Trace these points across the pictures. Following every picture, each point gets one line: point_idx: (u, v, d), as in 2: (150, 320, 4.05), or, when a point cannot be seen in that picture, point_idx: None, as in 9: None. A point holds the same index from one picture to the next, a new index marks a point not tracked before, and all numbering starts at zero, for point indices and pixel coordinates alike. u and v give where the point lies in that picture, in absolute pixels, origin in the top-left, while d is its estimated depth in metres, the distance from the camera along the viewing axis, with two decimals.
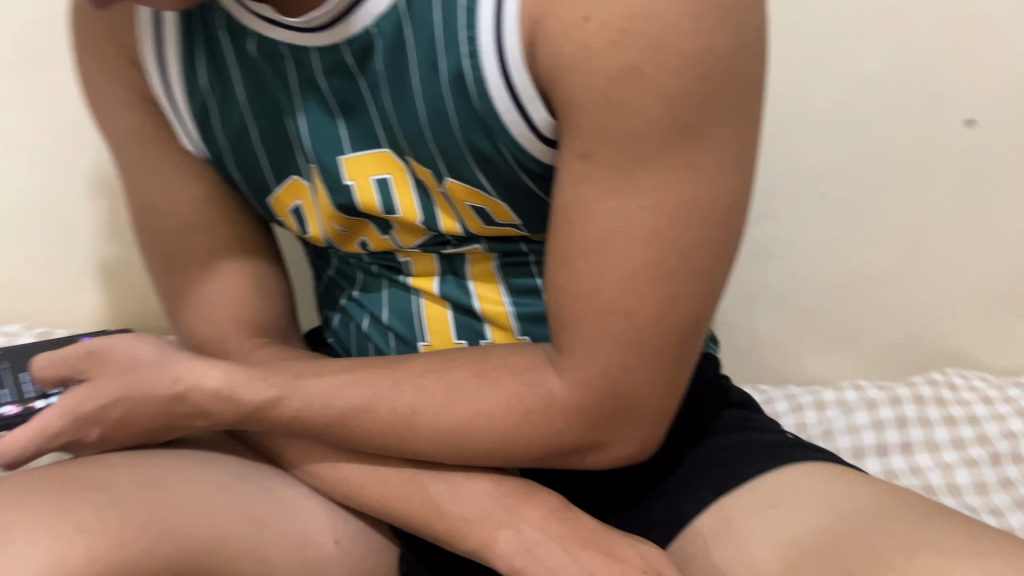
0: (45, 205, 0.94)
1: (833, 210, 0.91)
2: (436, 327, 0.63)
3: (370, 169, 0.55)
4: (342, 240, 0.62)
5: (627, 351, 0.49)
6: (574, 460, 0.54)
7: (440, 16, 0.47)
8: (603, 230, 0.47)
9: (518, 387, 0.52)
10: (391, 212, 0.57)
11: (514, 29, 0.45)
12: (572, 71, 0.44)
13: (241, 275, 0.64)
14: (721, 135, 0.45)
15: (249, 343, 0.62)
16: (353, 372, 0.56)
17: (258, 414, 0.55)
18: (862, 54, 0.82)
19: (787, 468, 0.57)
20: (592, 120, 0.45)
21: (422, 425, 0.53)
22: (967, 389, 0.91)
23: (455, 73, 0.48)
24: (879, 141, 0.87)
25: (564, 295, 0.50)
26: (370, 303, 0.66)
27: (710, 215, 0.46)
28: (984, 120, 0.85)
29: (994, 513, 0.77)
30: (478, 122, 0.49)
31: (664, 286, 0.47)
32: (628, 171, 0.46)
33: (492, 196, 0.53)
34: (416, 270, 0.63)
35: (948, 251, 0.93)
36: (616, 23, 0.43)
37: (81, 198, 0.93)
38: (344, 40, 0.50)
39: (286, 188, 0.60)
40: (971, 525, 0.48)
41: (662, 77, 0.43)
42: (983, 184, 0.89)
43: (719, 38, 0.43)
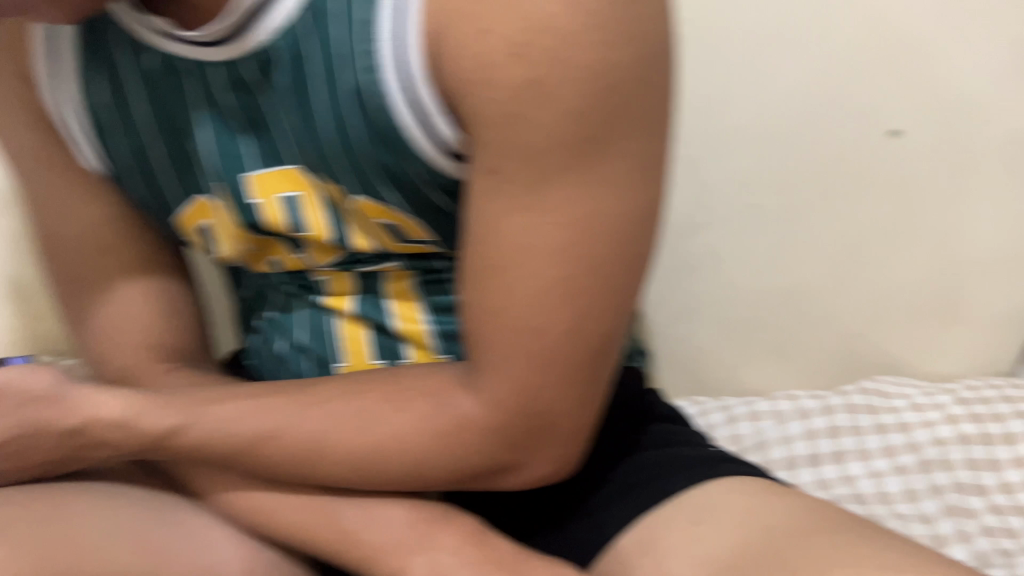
0: None
1: (763, 221, 0.92)
2: (354, 348, 0.61)
3: (276, 186, 0.53)
4: (254, 259, 0.60)
5: (539, 369, 0.48)
6: (492, 481, 0.53)
7: (341, 30, 0.46)
8: (511, 247, 0.46)
9: (431, 408, 0.51)
10: (300, 230, 0.55)
11: (415, 42, 0.44)
12: (474, 85, 0.43)
13: (150, 297, 0.62)
14: (627, 149, 0.45)
15: (159, 369, 0.60)
16: (262, 396, 0.54)
17: (164, 441, 0.53)
18: (787, 66, 0.83)
19: (710, 482, 0.56)
20: (495, 135, 0.44)
21: (333, 449, 0.51)
22: (898, 397, 0.92)
23: (358, 88, 0.47)
24: (806, 152, 0.88)
25: (475, 313, 0.49)
26: (286, 324, 0.63)
27: (620, 231, 0.46)
28: (911, 131, 0.87)
29: (924, 521, 0.77)
30: (383, 138, 0.48)
31: (574, 303, 0.47)
32: (533, 187, 0.45)
33: (403, 212, 0.52)
34: (332, 289, 0.61)
35: (877, 261, 0.94)
36: (515, 36, 0.42)
37: None
38: (240, 56, 0.49)
39: (194, 207, 0.57)
40: (885, 540, 0.48)
41: (563, 91, 0.42)
42: (909, 194, 0.90)
43: (620, 52, 0.43)
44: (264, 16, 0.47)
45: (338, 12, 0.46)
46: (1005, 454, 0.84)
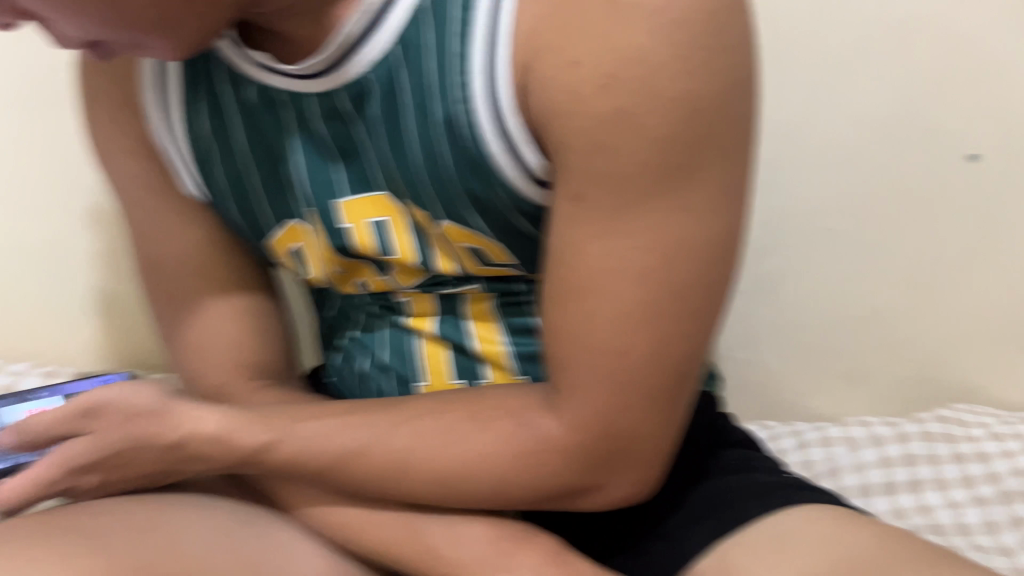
0: (44, 243, 0.92)
1: (836, 245, 0.91)
2: (434, 367, 0.62)
3: (365, 212, 0.55)
4: (340, 281, 0.62)
5: (623, 392, 0.49)
6: (572, 502, 0.54)
7: (433, 62, 0.48)
8: (596, 271, 0.47)
9: (513, 429, 0.52)
10: (386, 254, 0.56)
11: (505, 74, 0.46)
12: (562, 116, 0.45)
13: (240, 317, 0.64)
14: (711, 175, 0.46)
15: (250, 386, 0.62)
16: (349, 414, 0.56)
17: (257, 456, 0.56)
18: (863, 93, 0.83)
19: (788, 509, 0.56)
20: (582, 163, 0.45)
21: (418, 467, 0.53)
22: (976, 425, 0.90)
23: (449, 118, 0.48)
24: (880, 178, 0.87)
25: (558, 336, 0.50)
26: (368, 343, 0.65)
27: (702, 256, 0.47)
28: (987, 155, 0.85)
29: (1004, 553, 0.76)
30: (471, 166, 0.49)
31: (657, 326, 0.47)
32: (619, 214, 0.46)
33: (488, 237, 0.54)
34: (414, 310, 0.62)
35: (954, 287, 0.93)
36: (604, 67, 0.43)
37: (78, 234, 0.91)
38: (340, 86, 0.51)
39: (285, 231, 0.60)
40: None
41: (649, 120, 0.43)
42: (989, 220, 0.89)
43: (706, 83, 0.44)
44: (364, 47, 0.49)
45: (429, 45, 0.48)
46: None
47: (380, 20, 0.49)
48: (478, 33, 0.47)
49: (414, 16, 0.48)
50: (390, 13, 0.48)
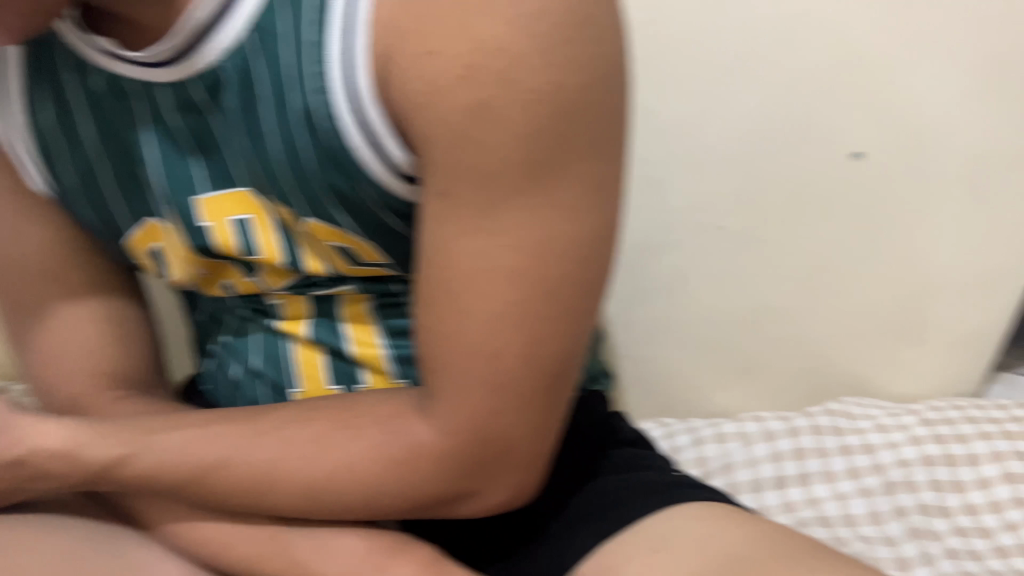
0: None
1: (728, 242, 0.92)
2: (309, 373, 0.60)
3: (228, 210, 0.52)
4: (206, 283, 0.59)
5: (495, 394, 0.47)
6: (449, 509, 0.52)
7: (289, 51, 0.45)
8: (464, 269, 0.45)
9: (384, 435, 0.50)
10: (251, 254, 0.54)
11: (363, 64, 0.44)
12: (423, 108, 0.43)
13: (99, 323, 0.60)
14: (579, 170, 0.44)
15: (108, 398, 0.58)
16: (212, 424, 0.53)
17: (112, 471, 0.52)
18: (752, 91, 0.83)
19: (671, 508, 0.56)
20: (445, 157, 0.43)
21: (284, 478, 0.50)
22: (863, 417, 0.92)
23: (307, 111, 0.46)
24: (769, 175, 0.88)
25: (429, 338, 0.48)
26: (240, 349, 0.62)
27: (573, 253, 0.45)
28: (869, 155, 0.86)
29: (887, 543, 0.77)
30: (334, 161, 0.47)
31: (528, 326, 0.46)
32: (485, 210, 0.44)
33: (356, 235, 0.51)
34: (288, 312, 0.60)
35: (842, 282, 0.94)
36: (463, 57, 0.41)
37: None
38: (193, 75, 0.48)
39: (142, 231, 0.56)
40: None
41: (512, 113, 0.42)
42: (874, 216, 0.90)
43: (571, 74, 0.42)
44: (218, 34, 0.46)
45: (286, 34, 0.45)
46: (969, 475, 0.84)
47: (232, 5, 0.46)
48: (335, 22, 0.44)
49: (269, 2, 0.45)
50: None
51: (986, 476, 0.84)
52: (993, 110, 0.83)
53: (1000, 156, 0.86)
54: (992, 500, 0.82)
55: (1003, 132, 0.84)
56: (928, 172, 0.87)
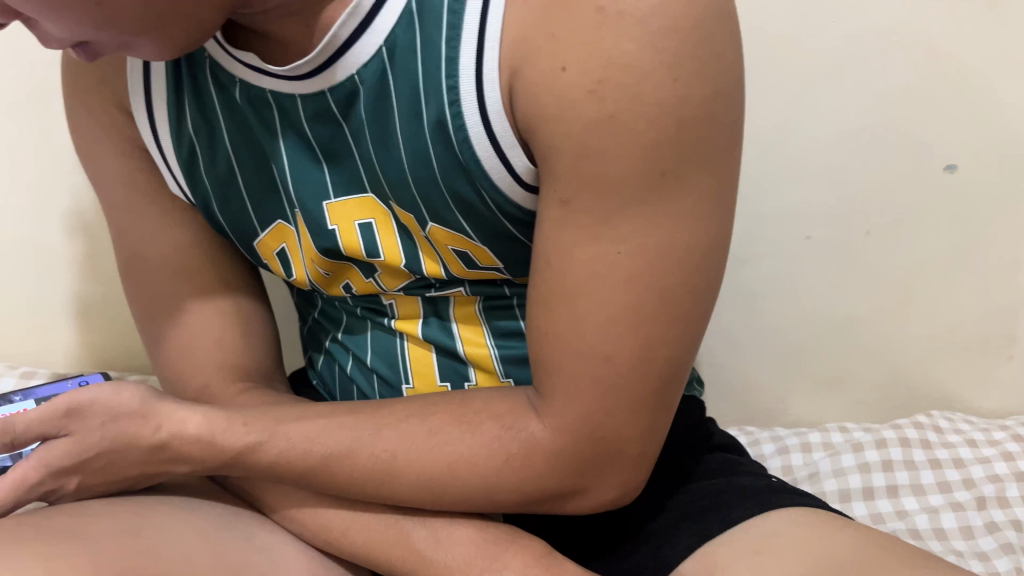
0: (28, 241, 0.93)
1: (816, 252, 0.93)
2: (420, 370, 0.62)
3: (355, 214, 0.55)
4: (325, 283, 0.62)
5: (608, 395, 0.49)
6: (556, 506, 0.54)
7: (422, 66, 0.48)
8: (584, 274, 0.47)
9: (499, 431, 0.52)
10: (373, 256, 0.56)
11: (494, 78, 0.46)
12: (552, 120, 0.45)
13: (225, 319, 0.64)
14: (698, 181, 0.46)
15: (234, 389, 0.62)
16: (334, 416, 0.56)
17: (241, 458, 0.56)
18: (846, 103, 0.84)
19: (772, 512, 0.57)
20: (571, 168, 0.46)
21: (403, 470, 0.53)
22: (952, 431, 0.91)
23: (438, 122, 0.49)
24: (860, 187, 0.89)
25: (546, 340, 0.50)
26: (354, 345, 0.65)
27: (690, 260, 0.47)
28: (964, 165, 0.87)
29: (981, 557, 0.77)
30: (460, 169, 0.50)
31: (644, 331, 0.48)
32: (607, 218, 0.46)
33: (474, 240, 0.54)
34: (401, 312, 0.62)
35: (931, 294, 0.94)
36: (594, 73, 0.43)
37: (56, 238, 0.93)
38: (329, 88, 0.51)
39: (270, 232, 0.60)
40: None
41: (638, 125, 0.44)
42: (966, 228, 0.90)
43: (695, 89, 0.44)
44: (355, 49, 0.49)
45: (420, 50, 0.48)
46: None
47: (368, 22, 0.48)
48: (467, 39, 0.47)
49: (403, 19, 0.48)
50: (379, 16, 0.48)
51: None
52: None
53: None
54: None
55: None
56: (1022, 186, 0.87)
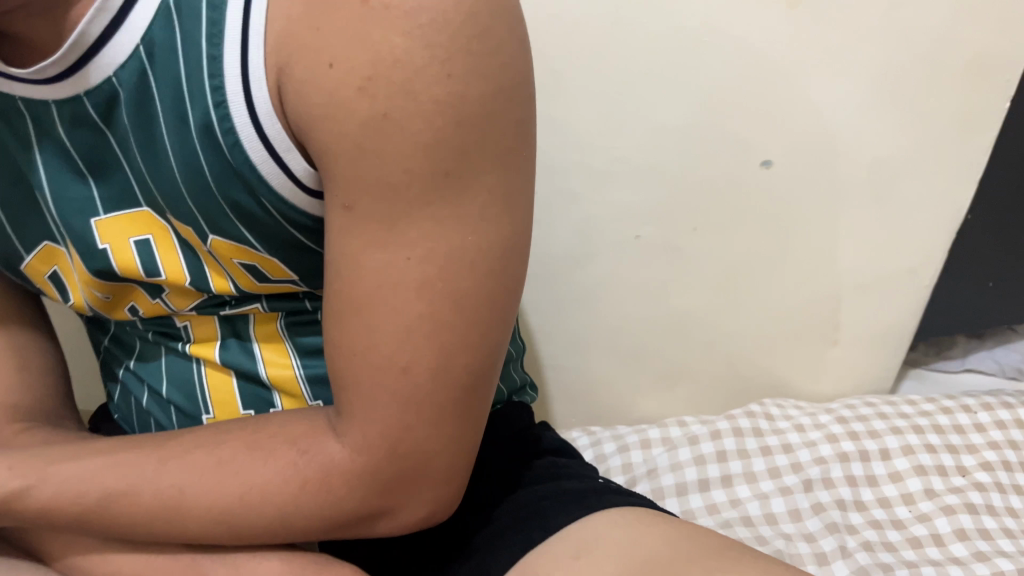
0: None
1: (647, 250, 0.94)
2: (222, 398, 0.59)
3: (123, 231, 0.51)
4: (109, 308, 0.58)
5: (408, 409, 0.47)
6: (366, 528, 0.52)
7: (183, 66, 0.44)
8: (373, 282, 0.45)
9: (296, 456, 0.49)
10: (154, 275, 0.53)
11: (260, 77, 0.43)
12: (323, 121, 0.42)
13: (2, 355, 0.59)
14: (485, 180, 0.44)
15: (10, 429, 0.56)
16: (116, 452, 0.51)
17: (13, 504, 0.51)
18: (668, 102, 0.85)
19: (593, 514, 0.56)
20: (348, 172, 0.43)
21: (193, 505, 0.49)
22: (783, 417, 0.94)
23: (204, 126, 0.45)
24: (683, 187, 0.90)
25: (339, 353, 0.47)
26: (148, 375, 0.61)
27: (482, 262, 0.45)
28: (780, 161, 0.89)
29: (807, 539, 0.80)
30: (235, 177, 0.46)
31: (439, 339, 0.46)
32: (391, 222, 0.44)
33: (262, 252, 0.50)
34: (197, 335, 0.58)
35: (756, 285, 0.98)
36: (362, 70, 0.41)
37: None
38: (85, 92, 0.46)
39: (40, 255, 0.55)
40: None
41: (414, 124, 0.42)
42: (785, 221, 0.93)
43: (473, 85, 0.42)
44: (108, 49, 0.45)
45: (180, 49, 0.44)
46: (882, 469, 0.87)
47: (121, 19, 0.44)
48: (229, 35, 0.43)
49: (160, 14, 0.44)
50: (131, 13, 0.44)
51: (897, 470, 0.87)
52: (897, 114, 0.86)
53: (902, 162, 0.90)
54: (904, 492, 0.85)
55: (901, 139, 0.88)
56: (834, 179, 0.90)
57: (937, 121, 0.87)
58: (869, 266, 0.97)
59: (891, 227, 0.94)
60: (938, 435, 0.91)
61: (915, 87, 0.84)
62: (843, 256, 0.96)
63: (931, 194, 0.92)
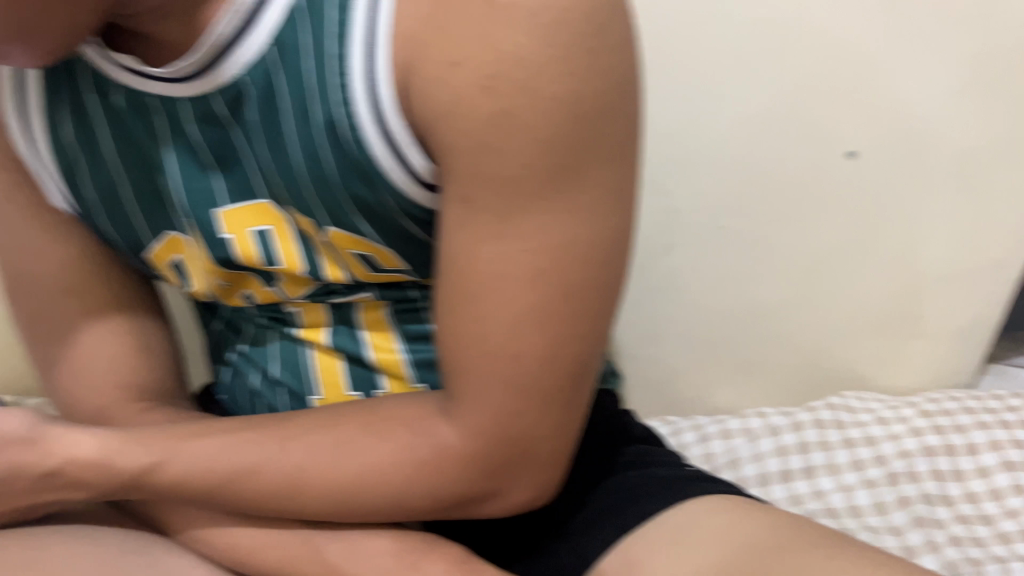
0: None
1: (729, 241, 0.95)
2: (329, 380, 0.61)
3: (247, 221, 0.53)
4: (225, 294, 0.60)
5: (518, 395, 0.49)
6: (472, 510, 0.54)
7: (311, 66, 0.46)
8: (488, 273, 0.46)
9: (408, 438, 0.51)
10: (273, 263, 0.55)
11: (386, 75, 0.45)
12: (446, 117, 0.44)
13: (123, 337, 0.62)
14: (598, 174, 0.46)
15: (135, 409, 0.60)
16: (237, 432, 0.54)
17: (140, 479, 0.54)
18: (754, 93, 0.85)
19: (689, 502, 0.57)
20: (468, 167, 0.45)
21: (312, 482, 0.51)
22: (864, 410, 0.93)
23: (330, 122, 0.47)
24: (768, 178, 0.90)
25: (452, 341, 0.49)
26: (258, 357, 0.63)
27: (593, 254, 0.47)
28: (866, 153, 0.88)
29: (893, 532, 0.80)
30: (356, 170, 0.48)
31: (551, 328, 0.47)
32: (508, 215, 0.45)
33: (376, 242, 0.52)
34: (306, 321, 0.61)
35: (839, 276, 0.97)
36: (485, 67, 0.42)
37: None
38: (215, 89, 0.49)
39: (165, 243, 0.58)
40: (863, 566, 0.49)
41: (534, 121, 0.43)
42: (869, 214, 0.92)
43: (590, 82, 0.44)
44: (240, 47, 0.47)
45: (308, 48, 0.46)
46: (969, 463, 0.86)
47: (254, 20, 0.47)
48: (357, 34, 0.45)
49: (290, 16, 0.46)
50: (265, 15, 0.46)
51: (985, 465, 0.86)
52: (989, 105, 0.85)
53: (992, 153, 0.88)
54: (992, 488, 0.84)
55: (993, 128, 0.87)
56: (922, 171, 0.89)
57: None
58: (956, 260, 0.96)
59: (979, 219, 0.93)
60: None
61: (1008, 76, 0.83)
62: (928, 250, 0.95)
63: (1022, 185, 0.91)
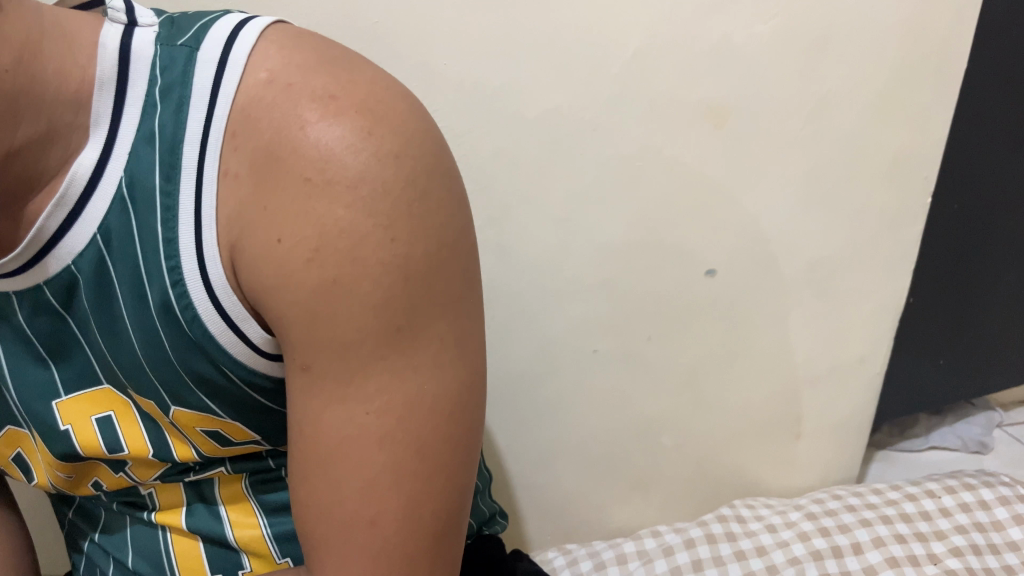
0: None
1: (606, 363, 0.97)
2: (189, 565, 0.61)
3: (88, 409, 0.54)
4: (72, 485, 0.60)
5: (379, 560, 0.48)
6: None
7: (140, 251, 0.46)
8: (335, 439, 0.46)
9: None
10: (118, 450, 0.55)
11: (215, 254, 0.45)
12: (275, 291, 0.43)
13: None
14: (436, 331, 0.46)
15: None
16: None
17: None
18: (607, 225, 0.87)
19: None
20: (302, 339, 0.44)
21: None
22: (754, 519, 0.98)
23: (163, 302, 0.46)
24: (636, 301, 0.93)
25: (309, 509, 0.48)
26: (113, 546, 0.64)
27: (440, 409, 0.46)
28: (723, 270, 0.92)
29: None
30: (194, 348, 0.47)
31: (404, 488, 0.46)
32: (350, 380, 0.45)
33: (224, 416, 0.52)
34: (162, 502, 0.61)
35: (713, 387, 1.01)
36: (311, 241, 0.42)
37: None
38: (44, 281, 0.48)
39: (3, 438, 0.58)
40: None
41: (364, 287, 0.43)
42: (735, 325, 0.97)
43: (417, 244, 0.44)
44: (66, 240, 0.47)
45: (135, 233, 0.46)
46: (854, 563, 0.91)
47: (77, 210, 0.46)
48: (183, 218, 0.45)
49: (115, 204, 0.46)
50: (88, 204, 0.46)
51: (871, 563, 0.90)
52: (828, 217, 0.91)
53: (835, 260, 0.94)
54: None
55: (835, 240, 0.93)
56: (779, 279, 0.94)
57: (869, 217, 0.92)
58: (824, 361, 1.02)
59: (835, 321, 0.99)
60: (907, 524, 0.95)
61: (844, 191, 0.89)
62: (797, 354, 1.01)
63: (869, 284, 0.97)
